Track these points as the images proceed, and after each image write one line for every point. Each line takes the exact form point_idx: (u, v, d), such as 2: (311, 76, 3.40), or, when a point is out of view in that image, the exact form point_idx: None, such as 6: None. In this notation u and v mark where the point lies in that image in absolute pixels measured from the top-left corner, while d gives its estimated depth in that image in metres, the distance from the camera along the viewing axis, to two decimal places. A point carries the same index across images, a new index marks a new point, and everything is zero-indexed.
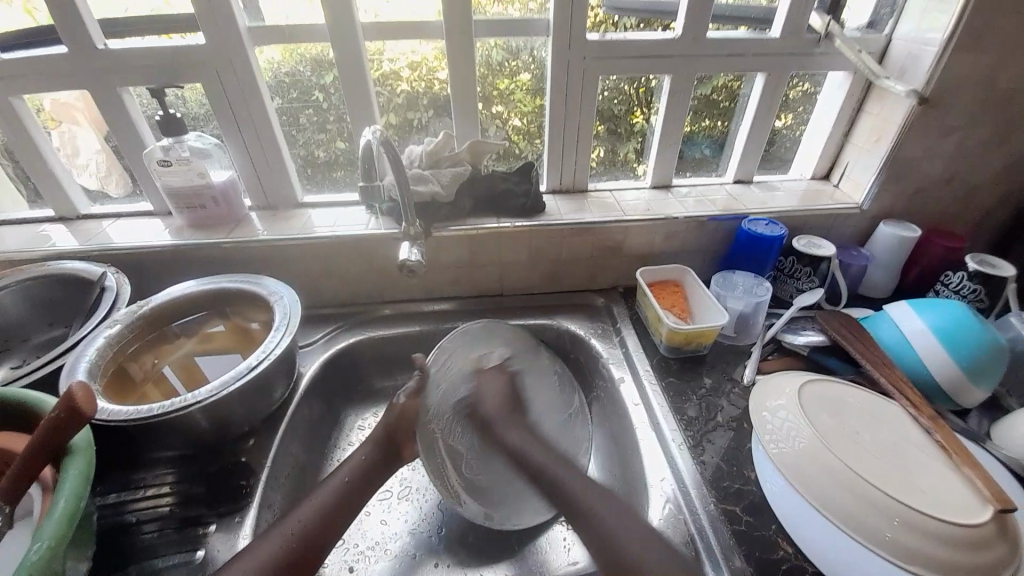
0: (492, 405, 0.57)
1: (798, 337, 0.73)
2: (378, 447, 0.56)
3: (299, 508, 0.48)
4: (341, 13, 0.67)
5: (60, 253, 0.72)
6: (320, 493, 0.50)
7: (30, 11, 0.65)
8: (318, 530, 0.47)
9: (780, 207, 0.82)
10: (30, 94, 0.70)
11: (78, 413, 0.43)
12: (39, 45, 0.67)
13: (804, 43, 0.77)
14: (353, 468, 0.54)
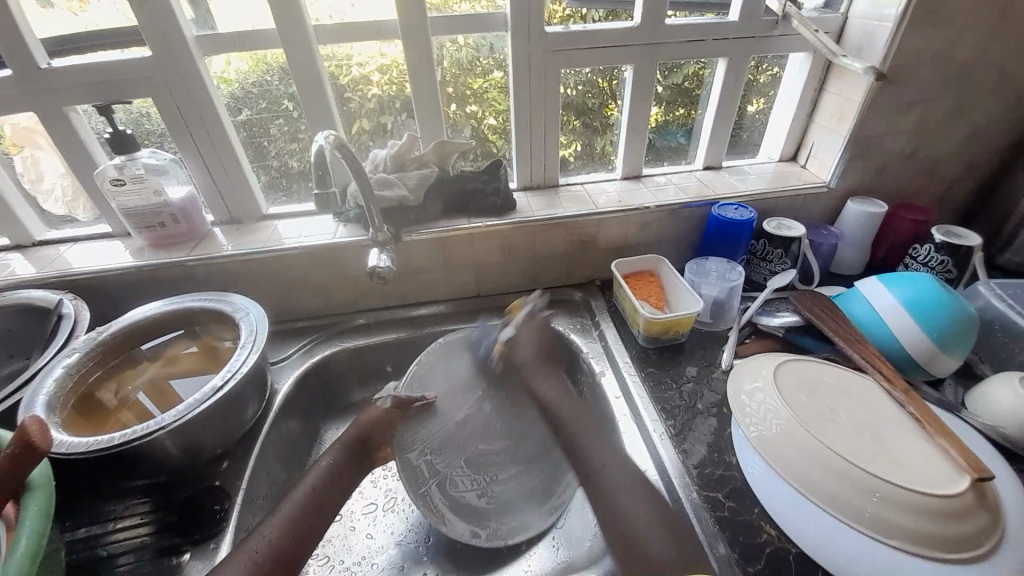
0: (529, 352, 0.68)
1: (773, 319, 0.73)
2: (347, 450, 0.58)
3: (271, 521, 0.48)
4: (291, 17, 0.65)
5: (17, 282, 0.70)
6: (288, 505, 0.50)
7: None
8: (295, 542, 0.48)
9: (750, 190, 0.83)
10: None
11: (30, 443, 0.42)
12: None
13: (762, 26, 0.78)
14: (320, 473, 0.54)
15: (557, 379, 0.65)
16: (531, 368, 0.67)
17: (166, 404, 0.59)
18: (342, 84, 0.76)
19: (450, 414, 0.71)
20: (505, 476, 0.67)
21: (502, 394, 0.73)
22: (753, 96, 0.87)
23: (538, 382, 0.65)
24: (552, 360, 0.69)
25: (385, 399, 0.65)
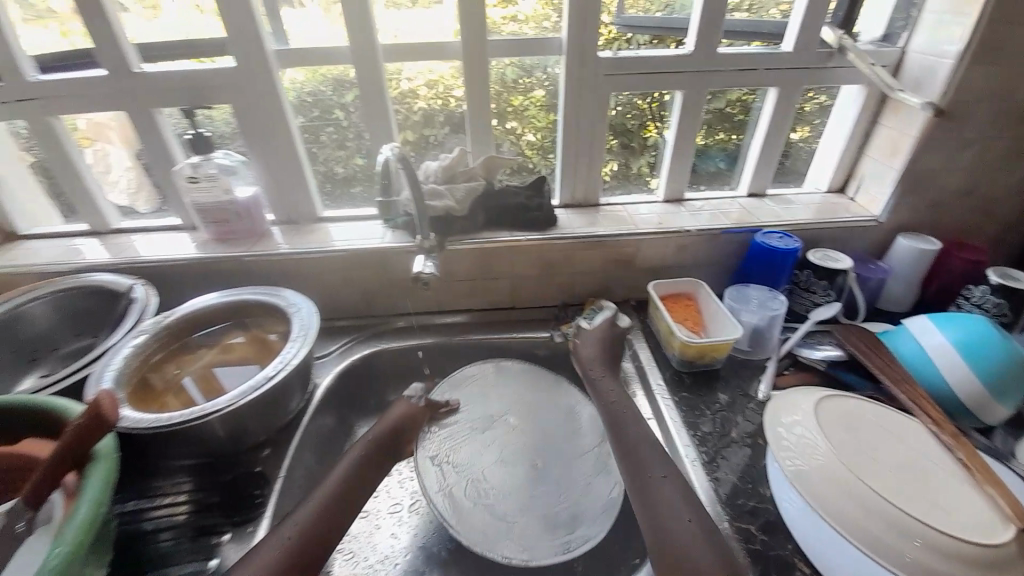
0: (590, 351, 0.71)
1: (814, 352, 0.71)
2: (376, 441, 0.61)
3: (300, 507, 0.50)
4: (361, 35, 0.69)
5: (93, 266, 0.76)
6: (318, 492, 0.53)
7: (66, 34, 0.70)
8: (319, 526, 0.49)
9: (795, 220, 0.82)
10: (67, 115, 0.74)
11: (100, 417, 0.45)
12: (67, 68, 0.72)
13: (817, 58, 0.78)
14: (350, 465, 0.57)
15: (617, 379, 0.68)
16: (594, 366, 0.69)
17: (210, 391, 0.62)
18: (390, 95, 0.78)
19: (470, 426, 0.75)
20: (525, 491, 0.67)
21: (529, 413, 0.76)
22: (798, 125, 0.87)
23: (603, 388, 0.66)
24: (613, 359, 0.71)
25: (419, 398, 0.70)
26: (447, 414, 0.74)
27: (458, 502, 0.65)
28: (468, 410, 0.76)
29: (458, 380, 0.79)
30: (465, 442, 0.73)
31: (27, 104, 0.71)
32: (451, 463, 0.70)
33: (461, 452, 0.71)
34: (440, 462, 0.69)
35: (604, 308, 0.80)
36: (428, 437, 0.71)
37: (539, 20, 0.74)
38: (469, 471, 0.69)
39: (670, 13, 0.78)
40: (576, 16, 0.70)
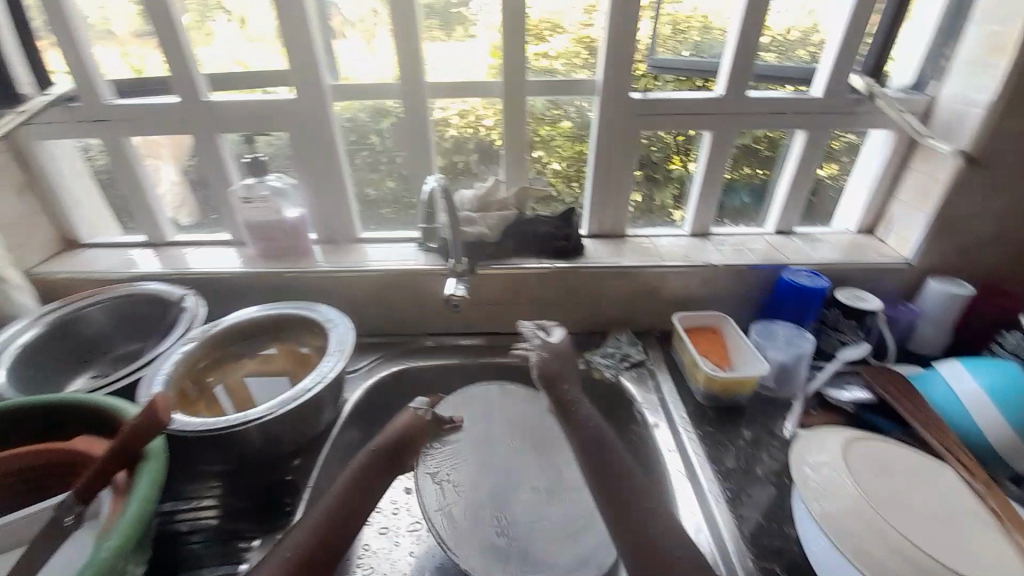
0: (553, 365, 0.67)
1: (842, 392, 0.71)
2: (376, 455, 0.59)
3: (305, 517, 0.51)
4: (412, 73, 0.76)
5: (146, 275, 0.81)
6: (322, 504, 0.52)
7: (129, 64, 0.78)
8: (322, 537, 0.49)
9: (822, 259, 0.82)
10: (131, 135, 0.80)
11: (156, 417, 0.47)
12: (135, 94, 0.80)
13: (846, 103, 0.81)
14: (350, 476, 0.56)
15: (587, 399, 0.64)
16: (557, 383, 0.65)
17: (240, 402, 0.67)
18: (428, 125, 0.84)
19: (473, 445, 0.75)
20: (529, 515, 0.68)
21: (530, 438, 0.78)
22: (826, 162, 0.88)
23: (578, 404, 0.63)
24: (571, 374, 0.67)
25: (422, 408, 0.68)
26: (451, 431, 0.73)
27: (458, 521, 0.66)
28: (472, 430, 0.77)
29: (466, 398, 0.79)
30: (467, 462, 0.73)
31: (105, 125, 0.78)
32: (451, 482, 0.70)
33: (462, 472, 0.72)
34: (440, 480, 0.70)
35: (625, 337, 0.83)
36: (429, 452, 0.72)
37: (570, 57, 0.79)
38: (470, 491, 0.70)
39: (694, 56, 0.81)
40: (612, 61, 0.75)
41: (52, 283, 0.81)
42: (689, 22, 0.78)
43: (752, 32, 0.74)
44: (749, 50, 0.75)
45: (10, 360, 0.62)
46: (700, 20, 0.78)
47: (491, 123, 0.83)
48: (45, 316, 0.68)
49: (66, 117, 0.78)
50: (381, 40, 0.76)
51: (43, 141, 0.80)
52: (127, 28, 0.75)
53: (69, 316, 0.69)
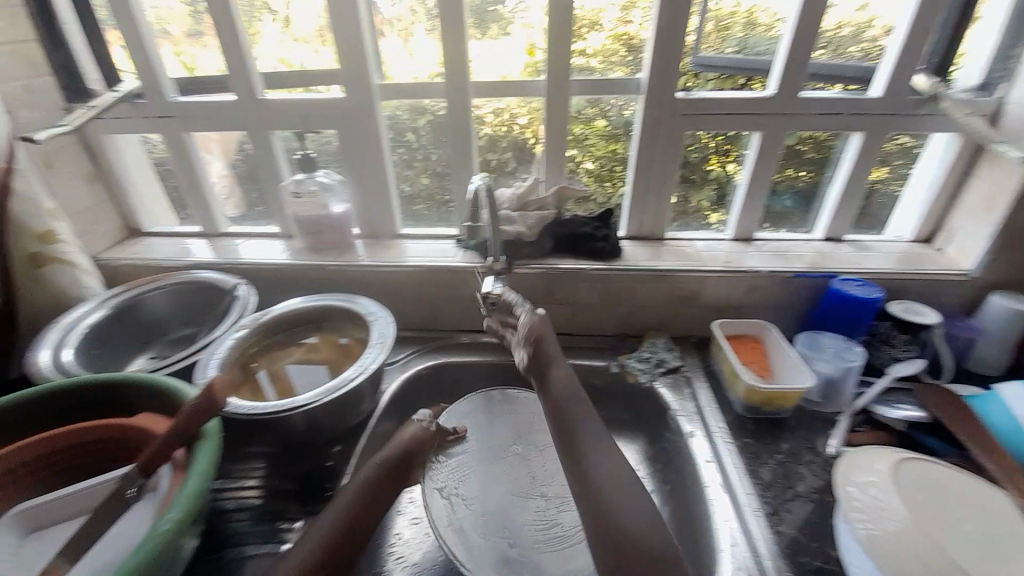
0: (541, 331, 0.64)
1: (892, 410, 0.67)
2: (380, 471, 0.57)
3: (316, 526, 0.51)
4: (458, 73, 0.77)
5: (200, 264, 0.85)
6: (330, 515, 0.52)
7: (185, 66, 0.82)
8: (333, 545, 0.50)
9: (874, 268, 0.79)
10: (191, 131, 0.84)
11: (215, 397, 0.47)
12: (193, 91, 0.84)
13: (907, 104, 0.76)
14: (356, 488, 0.55)
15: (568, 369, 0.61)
16: (542, 349, 0.62)
17: (281, 389, 0.67)
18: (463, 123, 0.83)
19: (478, 456, 0.74)
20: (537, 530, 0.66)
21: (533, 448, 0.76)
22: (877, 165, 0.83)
23: (556, 372, 0.60)
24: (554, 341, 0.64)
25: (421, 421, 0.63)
26: (454, 443, 0.75)
27: (469, 536, 0.64)
28: (476, 440, 0.76)
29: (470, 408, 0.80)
30: (474, 474, 0.72)
31: (167, 120, 0.83)
32: (460, 496, 0.68)
33: (469, 484, 0.70)
34: (448, 494, 0.68)
35: (662, 342, 0.82)
36: (435, 466, 0.71)
37: (608, 54, 0.78)
38: (479, 504, 0.68)
39: (741, 54, 0.78)
40: (660, 59, 0.74)
41: (116, 269, 0.87)
42: (737, 17, 0.76)
43: (808, 28, 0.71)
44: (805, 49, 0.73)
45: (78, 339, 0.66)
46: (749, 14, 0.75)
47: (526, 121, 0.83)
48: (112, 299, 0.72)
49: (131, 113, 0.82)
50: (421, 42, 0.78)
51: (110, 136, 0.85)
52: (179, 28, 0.79)
53: (132, 299, 0.74)
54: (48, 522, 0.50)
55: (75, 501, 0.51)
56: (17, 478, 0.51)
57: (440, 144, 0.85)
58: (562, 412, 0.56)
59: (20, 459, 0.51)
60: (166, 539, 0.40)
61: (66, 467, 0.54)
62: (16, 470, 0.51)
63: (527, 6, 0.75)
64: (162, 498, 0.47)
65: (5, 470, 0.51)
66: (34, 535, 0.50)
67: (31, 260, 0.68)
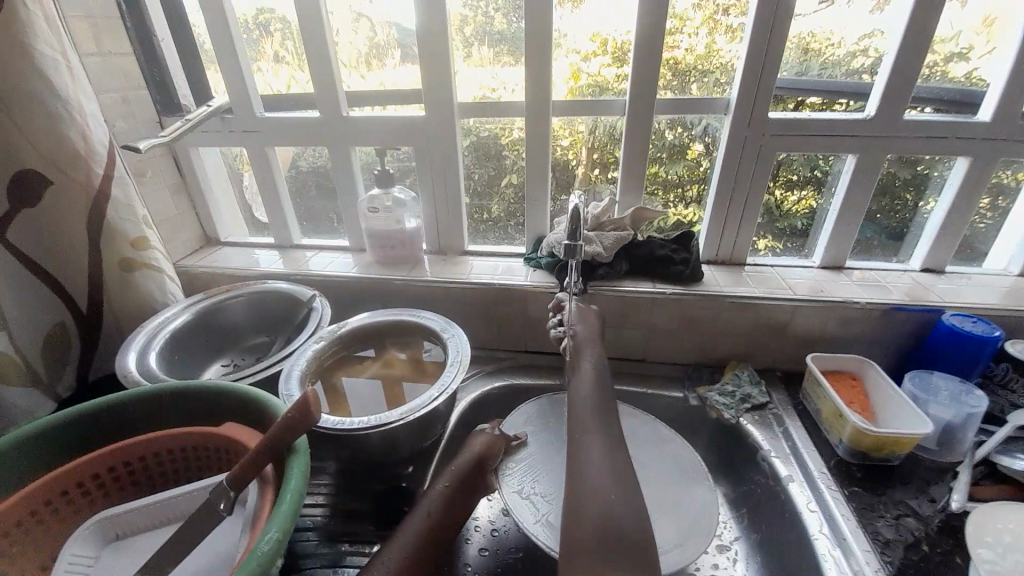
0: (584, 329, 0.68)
1: (1018, 462, 0.59)
2: (458, 484, 0.55)
3: (395, 538, 0.49)
4: (540, 91, 0.75)
5: (272, 274, 0.86)
6: (406, 532, 0.50)
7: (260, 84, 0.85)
8: (415, 559, 0.48)
9: (985, 303, 0.72)
10: (270, 146, 0.86)
11: (309, 411, 0.45)
12: (276, 109, 0.86)
13: (1019, 130, 0.70)
14: (436, 500, 0.53)
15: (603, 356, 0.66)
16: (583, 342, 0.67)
17: (335, 404, 0.65)
18: (502, 144, 0.84)
19: (544, 456, 0.68)
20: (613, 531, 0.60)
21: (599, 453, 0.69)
22: (965, 194, 0.75)
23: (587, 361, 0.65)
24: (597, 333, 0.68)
25: (486, 432, 0.63)
26: (518, 448, 0.68)
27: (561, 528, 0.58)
28: (540, 443, 0.69)
29: (525, 418, 0.73)
30: (548, 472, 0.66)
31: (251, 134, 0.85)
32: (538, 494, 0.63)
33: (546, 481, 0.64)
34: (526, 495, 0.62)
35: (746, 374, 0.76)
36: (506, 473, 0.65)
37: None
38: (560, 499, 0.62)
39: (797, 77, 0.75)
40: (750, 81, 0.71)
41: (193, 277, 0.89)
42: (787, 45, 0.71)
43: (915, 46, 0.67)
44: (912, 69, 0.68)
45: (162, 342, 0.67)
46: (803, 40, 0.72)
47: (568, 144, 0.83)
48: (193, 305, 0.73)
49: (219, 126, 0.85)
50: (460, 76, 0.79)
51: (196, 149, 0.88)
52: (251, 49, 0.82)
53: (212, 307, 0.74)
54: (125, 533, 0.49)
55: (153, 513, 0.49)
56: (102, 485, 0.50)
57: (484, 163, 0.87)
58: (575, 411, 0.58)
59: (103, 465, 0.50)
60: (265, 561, 0.38)
61: (135, 477, 0.52)
62: (100, 476, 0.50)
63: (565, 33, 0.75)
64: (254, 516, 0.45)
65: (88, 477, 0.49)
66: (113, 546, 0.48)
67: (122, 264, 0.69)
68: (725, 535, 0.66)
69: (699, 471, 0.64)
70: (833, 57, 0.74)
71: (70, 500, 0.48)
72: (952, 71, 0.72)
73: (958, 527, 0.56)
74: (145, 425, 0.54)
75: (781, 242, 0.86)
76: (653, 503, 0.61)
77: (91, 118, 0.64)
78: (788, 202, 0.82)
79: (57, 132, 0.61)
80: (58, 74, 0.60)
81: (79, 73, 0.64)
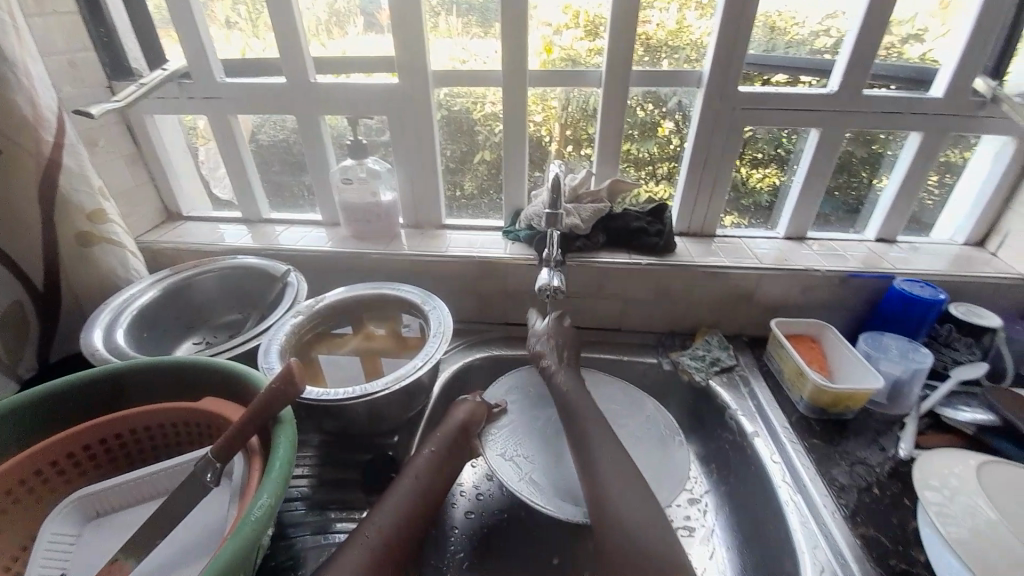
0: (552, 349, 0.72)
1: (960, 413, 0.66)
2: (445, 448, 0.57)
3: (385, 503, 0.50)
4: (516, 59, 0.74)
5: (241, 249, 0.83)
6: (396, 496, 0.51)
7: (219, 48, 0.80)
8: (406, 521, 0.49)
9: (932, 270, 0.78)
10: (234, 115, 0.82)
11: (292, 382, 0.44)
12: (239, 75, 0.82)
13: (967, 106, 0.75)
14: (423, 465, 0.54)
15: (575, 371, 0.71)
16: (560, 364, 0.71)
17: (311, 378, 0.64)
18: (474, 118, 0.83)
19: (525, 421, 0.70)
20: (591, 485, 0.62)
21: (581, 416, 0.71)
22: (915, 168, 0.80)
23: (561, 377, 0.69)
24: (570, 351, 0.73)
25: (469, 401, 0.64)
26: (499, 414, 0.69)
27: (543, 485, 0.61)
28: (520, 409, 0.71)
29: (506, 387, 0.74)
30: (529, 436, 0.68)
31: (212, 101, 0.80)
32: (521, 456, 0.65)
33: (530, 444, 0.67)
34: (510, 457, 0.64)
35: (716, 339, 0.80)
36: (490, 437, 0.67)
37: None
38: (542, 459, 0.65)
39: (766, 54, 0.77)
40: (721, 55, 0.72)
41: (156, 253, 0.85)
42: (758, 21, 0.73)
43: (874, 26, 0.69)
44: (872, 48, 0.71)
45: (129, 319, 0.64)
46: (770, 18, 0.73)
47: (541, 120, 0.83)
48: (160, 281, 0.70)
49: (176, 92, 0.80)
50: (431, 47, 0.77)
51: (152, 117, 0.83)
52: (208, 9, 0.77)
53: (180, 283, 0.72)
54: (106, 511, 0.48)
55: (135, 489, 0.48)
56: (78, 464, 0.49)
57: (459, 139, 0.85)
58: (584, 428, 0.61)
59: (78, 444, 0.49)
60: (257, 527, 0.38)
61: (112, 455, 0.51)
62: (75, 455, 0.49)
63: (539, 4, 0.74)
64: (242, 486, 0.45)
65: (63, 456, 0.48)
66: (93, 524, 0.47)
67: (79, 238, 0.66)
68: (695, 489, 0.71)
69: (670, 426, 0.68)
70: (798, 36, 0.76)
71: (45, 480, 0.47)
72: (907, 52, 0.76)
73: (906, 472, 0.62)
74: (119, 402, 0.53)
75: (746, 217, 0.90)
76: (632, 460, 0.64)
77: (36, 80, 0.60)
78: (752, 179, 0.86)
79: (2, 97, 0.57)
80: (5, 35, 0.56)
81: (26, 33, 0.59)
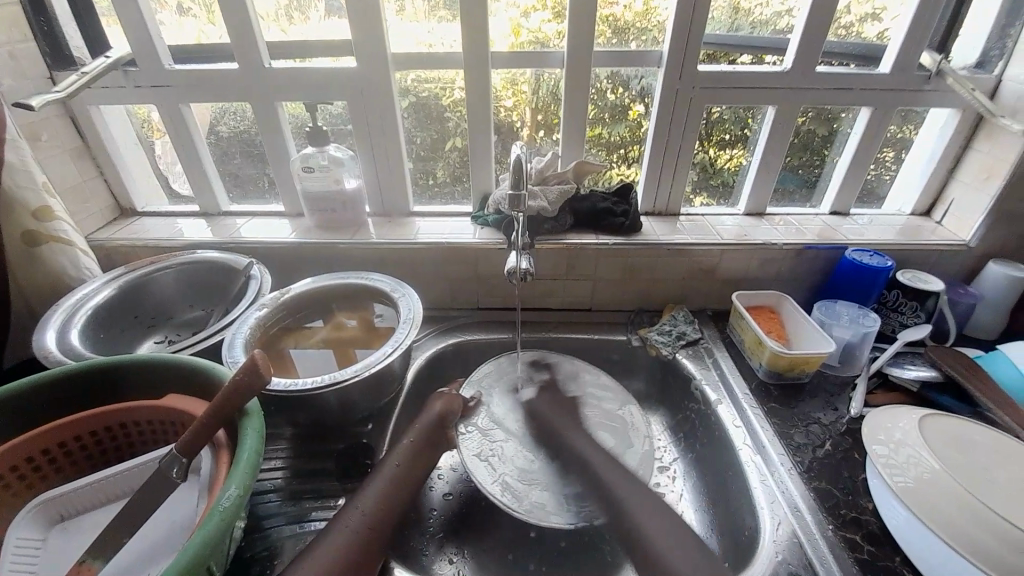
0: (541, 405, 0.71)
1: (907, 371, 0.70)
2: (423, 435, 0.58)
3: (364, 494, 0.50)
4: (479, 42, 0.73)
5: (202, 243, 0.80)
6: (374, 487, 0.51)
7: (167, 33, 0.76)
8: (384, 511, 0.50)
9: (881, 239, 0.82)
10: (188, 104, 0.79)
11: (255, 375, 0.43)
12: (189, 61, 0.79)
13: (914, 80, 0.78)
14: (403, 454, 0.55)
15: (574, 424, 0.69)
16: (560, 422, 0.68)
17: (279, 371, 0.64)
18: (443, 104, 0.82)
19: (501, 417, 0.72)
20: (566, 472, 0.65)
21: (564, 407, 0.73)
22: (865, 142, 0.83)
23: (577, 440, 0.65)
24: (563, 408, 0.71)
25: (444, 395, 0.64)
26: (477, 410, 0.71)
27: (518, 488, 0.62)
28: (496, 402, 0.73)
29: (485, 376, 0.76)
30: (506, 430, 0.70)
31: (162, 90, 0.77)
32: (497, 455, 0.67)
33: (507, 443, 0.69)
34: (489, 457, 0.66)
35: (682, 314, 0.82)
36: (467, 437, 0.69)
37: None
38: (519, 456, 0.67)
39: (727, 33, 0.78)
40: (680, 34, 0.73)
41: (111, 250, 0.81)
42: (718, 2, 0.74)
43: (829, 5, 0.71)
44: (824, 29, 0.74)
45: (84, 320, 0.62)
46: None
47: (511, 104, 0.83)
48: (115, 280, 0.68)
49: (123, 81, 0.76)
50: (392, 31, 0.76)
51: (97, 107, 0.79)
52: None
53: (138, 280, 0.69)
54: (72, 513, 0.47)
55: (100, 488, 0.48)
56: (38, 468, 0.48)
57: (425, 125, 0.84)
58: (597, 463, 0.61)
59: (36, 447, 0.47)
60: (228, 516, 0.38)
61: (74, 456, 0.50)
62: (34, 459, 0.47)
63: None
64: (211, 479, 0.45)
65: (22, 461, 0.46)
66: (59, 527, 0.46)
67: (25, 237, 0.63)
68: (665, 458, 0.74)
69: (581, 406, 0.72)
70: (760, 17, 0.77)
71: (4, 487, 0.45)
72: (865, 31, 0.78)
73: (857, 430, 0.65)
74: (77, 404, 0.51)
75: (712, 197, 0.92)
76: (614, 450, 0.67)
77: None
78: (719, 160, 0.88)
79: None
80: None
81: None
